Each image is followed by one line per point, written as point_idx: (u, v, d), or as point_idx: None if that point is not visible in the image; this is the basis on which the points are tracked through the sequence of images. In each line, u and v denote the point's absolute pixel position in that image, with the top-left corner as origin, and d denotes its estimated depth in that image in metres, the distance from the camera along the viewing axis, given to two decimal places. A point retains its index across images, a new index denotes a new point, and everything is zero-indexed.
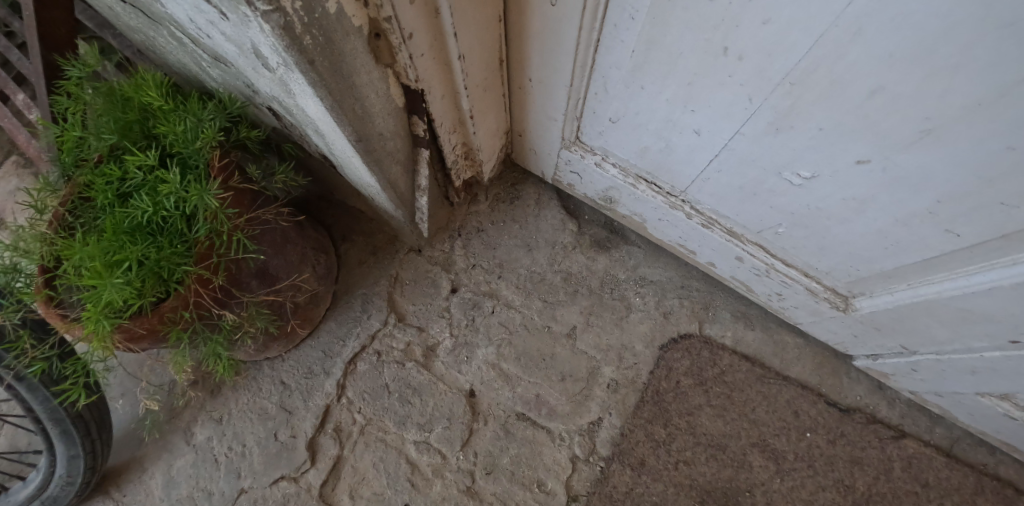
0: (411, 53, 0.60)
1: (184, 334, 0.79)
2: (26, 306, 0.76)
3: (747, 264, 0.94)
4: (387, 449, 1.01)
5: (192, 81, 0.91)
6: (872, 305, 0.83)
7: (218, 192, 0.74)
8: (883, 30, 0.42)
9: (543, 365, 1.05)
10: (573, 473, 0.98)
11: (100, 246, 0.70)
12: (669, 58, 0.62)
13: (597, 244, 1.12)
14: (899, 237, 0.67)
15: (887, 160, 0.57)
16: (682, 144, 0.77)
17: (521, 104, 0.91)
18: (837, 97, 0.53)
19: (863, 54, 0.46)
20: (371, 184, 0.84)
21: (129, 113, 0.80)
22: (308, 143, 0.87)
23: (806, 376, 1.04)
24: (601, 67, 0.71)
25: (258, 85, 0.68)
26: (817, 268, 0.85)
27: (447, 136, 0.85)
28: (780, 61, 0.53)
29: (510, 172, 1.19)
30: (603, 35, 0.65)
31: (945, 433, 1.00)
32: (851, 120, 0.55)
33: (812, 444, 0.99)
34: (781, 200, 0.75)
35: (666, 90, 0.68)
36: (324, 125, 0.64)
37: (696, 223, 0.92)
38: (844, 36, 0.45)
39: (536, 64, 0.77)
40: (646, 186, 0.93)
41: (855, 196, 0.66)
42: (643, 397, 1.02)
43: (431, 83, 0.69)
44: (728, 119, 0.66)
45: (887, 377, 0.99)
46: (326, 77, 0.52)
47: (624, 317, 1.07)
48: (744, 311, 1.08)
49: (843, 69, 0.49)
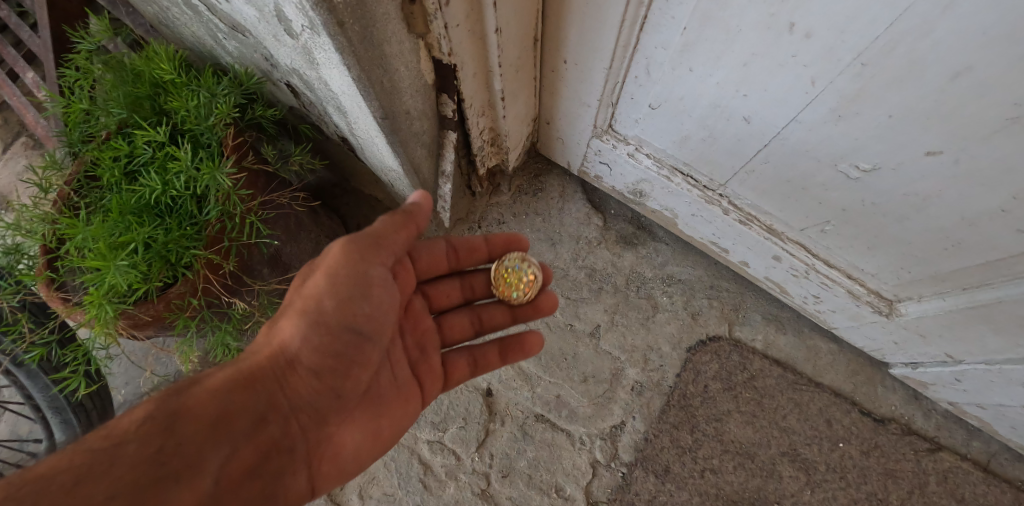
0: (447, 22, 0.55)
1: (192, 322, 0.74)
2: (25, 289, 0.72)
3: (784, 263, 0.89)
4: (399, 448, 0.97)
5: (206, 57, 0.86)
6: (920, 311, 0.78)
7: (231, 171, 0.71)
8: (982, 2, 0.36)
9: (564, 365, 1.00)
10: (593, 478, 0.94)
11: (105, 225, 0.65)
12: (724, 36, 0.56)
13: (623, 240, 1.08)
14: (963, 238, 0.62)
15: (962, 151, 0.51)
16: (727, 132, 0.72)
17: (552, 89, 0.87)
18: (914, 81, 0.46)
19: (953, 31, 0.39)
20: (393, 168, 0.80)
21: (139, 88, 0.75)
22: (327, 124, 0.82)
23: (840, 383, 0.99)
24: (645, 48, 0.66)
25: (277, 56, 0.64)
26: (862, 270, 0.81)
27: (475, 119, 0.81)
28: (853, 39, 0.46)
29: (534, 162, 1.14)
30: (651, 11, 0.59)
31: (982, 447, 0.95)
32: (925, 108, 0.49)
33: (845, 455, 0.94)
34: (833, 195, 0.70)
35: (716, 73, 0.63)
36: (349, 100, 0.60)
37: (733, 219, 0.87)
38: (932, 12, 0.38)
39: (574, 44, 0.72)
40: (682, 179, 0.88)
41: (919, 192, 0.60)
42: (669, 402, 0.97)
43: (464, 59, 0.65)
44: (784, 105, 0.61)
45: (926, 387, 0.93)
46: (356, 43, 0.47)
47: (650, 317, 1.02)
48: (776, 314, 1.03)
49: (925, 49, 0.42)
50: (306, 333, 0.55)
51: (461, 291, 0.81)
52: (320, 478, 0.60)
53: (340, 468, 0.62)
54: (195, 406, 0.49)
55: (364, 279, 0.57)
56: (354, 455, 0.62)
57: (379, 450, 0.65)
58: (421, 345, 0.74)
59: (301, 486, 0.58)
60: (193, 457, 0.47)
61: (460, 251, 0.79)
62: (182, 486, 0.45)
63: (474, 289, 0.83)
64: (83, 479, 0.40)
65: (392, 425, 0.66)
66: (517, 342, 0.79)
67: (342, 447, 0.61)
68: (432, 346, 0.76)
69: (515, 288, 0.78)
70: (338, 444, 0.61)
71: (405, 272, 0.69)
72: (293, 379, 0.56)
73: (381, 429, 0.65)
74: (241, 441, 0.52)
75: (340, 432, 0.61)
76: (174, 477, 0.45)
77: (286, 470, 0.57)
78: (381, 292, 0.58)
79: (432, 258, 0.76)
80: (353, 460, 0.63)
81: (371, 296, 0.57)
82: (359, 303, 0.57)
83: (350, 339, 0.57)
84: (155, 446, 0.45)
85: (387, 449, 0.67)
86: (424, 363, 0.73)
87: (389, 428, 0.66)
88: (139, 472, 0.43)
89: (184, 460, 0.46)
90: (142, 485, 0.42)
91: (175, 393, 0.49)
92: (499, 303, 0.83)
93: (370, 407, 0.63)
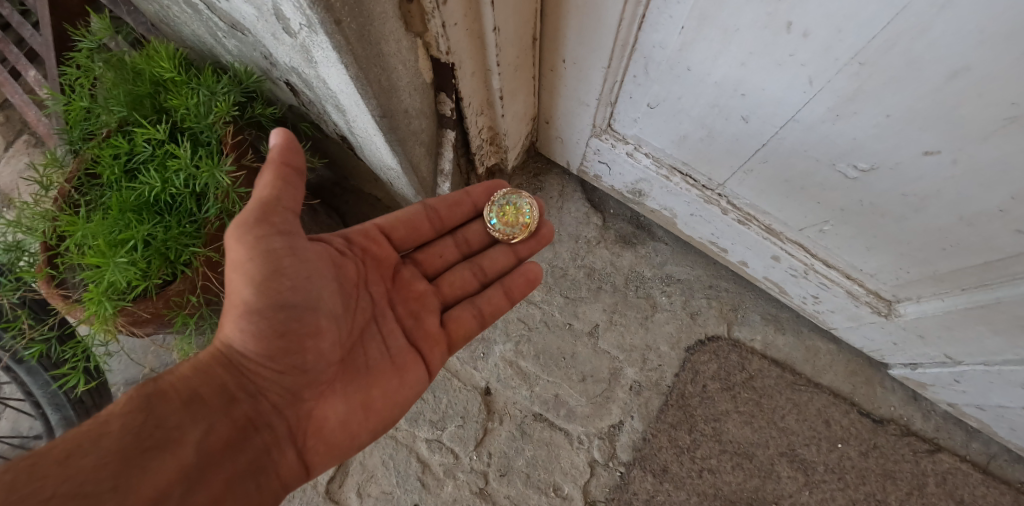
0: (445, 21, 0.55)
1: (190, 320, 0.75)
2: (25, 286, 0.72)
3: (783, 264, 0.89)
4: (397, 446, 0.97)
5: (206, 56, 0.87)
6: (918, 311, 0.78)
7: (230, 169, 0.71)
8: (978, 0, 0.36)
9: (563, 364, 1.00)
10: (591, 478, 0.94)
11: (104, 223, 0.65)
12: (723, 35, 0.56)
13: (623, 239, 1.08)
14: (961, 238, 0.62)
15: (959, 151, 0.51)
16: (726, 132, 0.72)
17: (551, 88, 0.87)
18: (911, 81, 0.46)
19: (950, 29, 0.39)
20: (392, 167, 0.80)
21: (140, 86, 0.75)
22: (326, 122, 0.83)
23: (839, 383, 0.99)
24: (644, 47, 0.66)
25: (276, 55, 0.64)
26: (860, 270, 0.81)
27: (474, 118, 0.81)
28: (851, 38, 0.46)
29: (533, 162, 1.14)
30: (650, 10, 0.59)
31: (982, 448, 0.94)
32: (923, 108, 0.49)
33: (844, 455, 0.94)
34: (831, 194, 0.70)
35: (715, 72, 0.63)
36: (347, 98, 0.60)
37: (732, 219, 0.87)
38: (928, 10, 0.38)
39: (572, 43, 0.72)
40: (681, 178, 0.88)
41: (917, 191, 0.60)
42: (668, 402, 0.97)
43: (462, 58, 0.65)
44: (783, 104, 0.60)
45: (925, 387, 0.93)
46: (353, 41, 0.47)
47: (649, 316, 1.02)
48: (775, 314, 1.03)
49: (923, 48, 0.42)
50: (241, 317, 0.54)
51: (457, 248, 0.82)
52: (310, 452, 0.59)
53: (330, 442, 0.60)
54: (170, 390, 0.52)
55: (271, 253, 0.53)
56: (343, 426, 0.61)
57: (372, 422, 0.63)
58: (415, 313, 0.73)
59: (293, 461, 0.58)
60: (172, 432, 0.49)
61: (442, 209, 0.78)
62: (167, 456, 0.47)
63: (470, 243, 0.83)
64: (74, 451, 0.43)
65: (386, 396, 0.65)
66: (517, 277, 0.78)
67: (327, 421, 0.60)
68: (429, 311, 0.75)
69: (512, 224, 0.80)
70: (323, 417, 0.60)
71: (376, 244, 0.71)
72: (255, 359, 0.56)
73: (373, 399, 0.63)
74: (216, 420, 0.54)
75: (321, 406, 0.60)
76: (158, 448, 0.47)
77: (272, 447, 0.57)
78: (293, 262, 0.55)
79: (411, 221, 0.76)
80: (341, 432, 0.61)
81: (288, 269, 0.54)
82: (274, 278, 0.53)
83: (288, 312, 0.55)
84: (138, 422, 0.47)
85: (384, 424, 0.65)
86: (420, 329, 0.72)
87: (381, 398, 0.64)
88: (125, 447, 0.45)
89: (164, 436, 0.48)
90: (128, 457, 0.45)
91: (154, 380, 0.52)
92: (499, 246, 0.82)
93: (353, 379, 0.62)
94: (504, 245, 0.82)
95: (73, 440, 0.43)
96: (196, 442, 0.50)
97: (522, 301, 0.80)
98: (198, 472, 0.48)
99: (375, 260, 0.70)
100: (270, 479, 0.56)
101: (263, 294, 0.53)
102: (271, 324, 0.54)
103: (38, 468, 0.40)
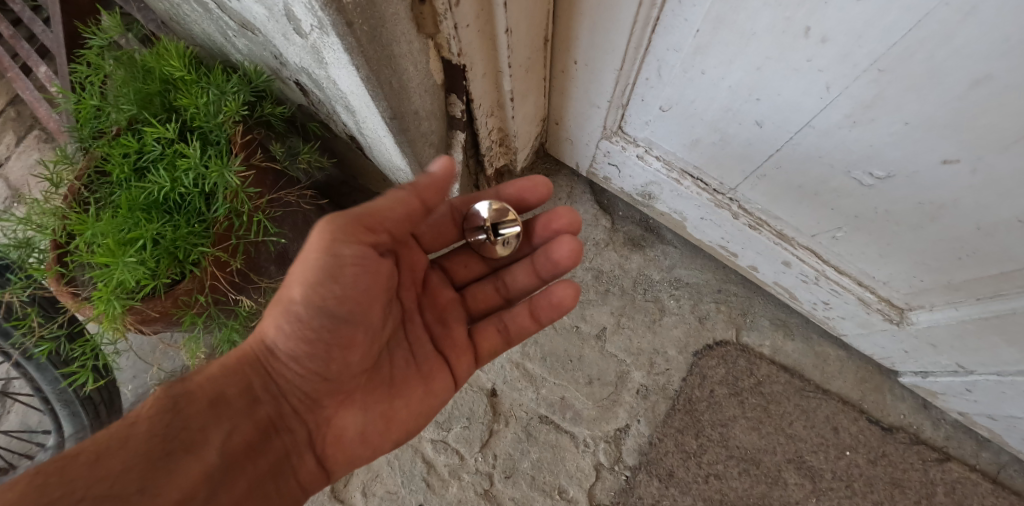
0: (457, 23, 0.55)
1: (198, 319, 0.75)
2: (35, 283, 0.73)
3: (794, 269, 0.88)
4: (403, 446, 0.97)
5: (215, 54, 0.86)
6: (931, 320, 0.77)
7: (239, 169, 0.71)
8: (1005, 10, 0.34)
9: (570, 367, 1.00)
10: (597, 481, 0.94)
11: (114, 221, 0.65)
12: (739, 39, 0.55)
13: (631, 242, 1.07)
14: (978, 247, 0.61)
15: (979, 160, 0.50)
16: (739, 136, 0.71)
17: (562, 90, 0.86)
18: (932, 88, 0.45)
19: (974, 37, 0.38)
20: (401, 168, 0.80)
21: (149, 84, 0.75)
22: (335, 122, 0.82)
23: (848, 390, 0.98)
24: (657, 49, 0.65)
25: (287, 55, 0.64)
26: (873, 277, 0.80)
27: (484, 119, 0.81)
28: (871, 44, 0.44)
29: (542, 163, 1.14)
30: (664, 12, 0.58)
31: (992, 458, 0.93)
32: (943, 116, 0.47)
33: (852, 463, 0.93)
34: (845, 201, 0.69)
35: (729, 76, 0.62)
36: (357, 100, 0.60)
37: (743, 223, 0.87)
38: (953, 18, 0.37)
39: (584, 45, 0.71)
40: (691, 182, 0.87)
41: (934, 200, 0.58)
42: (675, 406, 0.97)
43: (474, 60, 0.64)
44: (799, 110, 0.59)
45: (935, 396, 0.92)
46: (365, 43, 0.47)
47: (657, 320, 1.02)
48: (784, 319, 1.02)
49: (945, 55, 0.41)
50: (279, 318, 0.53)
51: (484, 260, 0.79)
52: (328, 460, 0.61)
53: (347, 451, 0.62)
54: (195, 390, 0.52)
55: (336, 259, 0.51)
56: (361, 439, 0.62)
57: (391, 434, 0.63)
58: (444, 319, 0.74)
59: (311, 466, 0.60)
60: (197, 433, 0.49)
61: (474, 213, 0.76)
62: (189, 458, 0.48)
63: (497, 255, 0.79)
64: (103, 452, 0.43)
65: (409, 408, 0.65)
66: (542, 297, 0.74)
67: (345, 432, 0.61)
68: (455, 320, 0.75)
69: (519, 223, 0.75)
70: (340, 427, 0.61)
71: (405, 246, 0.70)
72: (281, 365, 0.56)
73: (395, 412, 0.63)
74: (239, 420, 0.54)
75: (339, 414, 0.60)
76: (181, 450, 0.48)
77: (291, 451, 0.58)
78: (355, 271, 0.53)
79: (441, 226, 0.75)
80: (359, 444, 0.62)
81: (344, 277, 0.52)
82: (323, 282, 0.51)
83: (329, 319, 0.53)
84: (163, 423, 0.48)
85: (405, 434, 0.65)
86: (447, 337, 0.72)
87: (404, 411, 0.64)
88: (151, 447, 0.46)
89: (188, 437, 0.49)
90: (153, 459, 0.45)
91: (179, 377, 0.53)
92: (521, 264, 0.78)
93: (374, 393, 0.62)
94: (528, 264, 0.77)
95: (101, 438, 0.44)
96: (219, 444, 0.51)
97: (550, 324, 0.77)
98: (218, 474, 0.49)
99: (408, 264, 0.68)
100: (289, 482, 0.57)
101: (311, 298, 0.52)
102: (304, 328, 0.53)
103: (69, 468, 0.41)
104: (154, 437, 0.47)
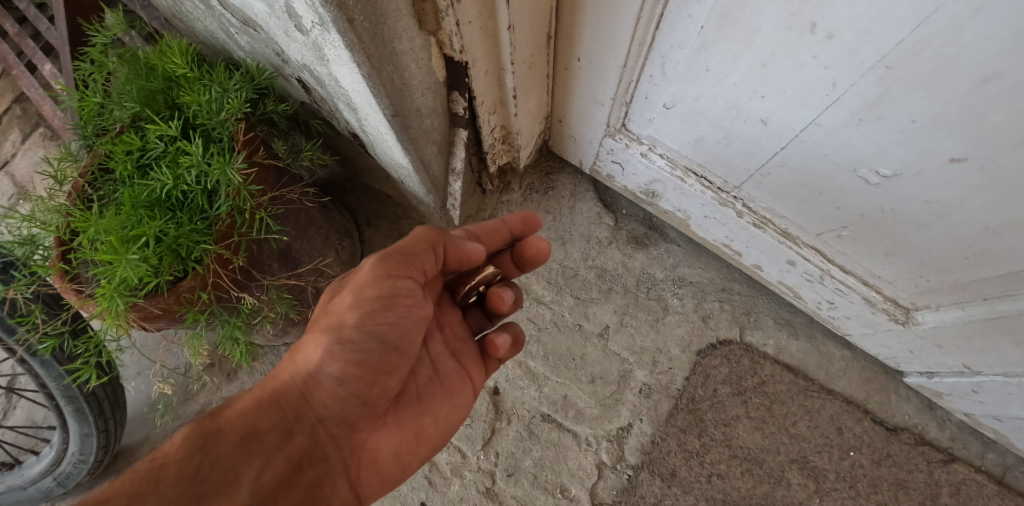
0: (459, 19, 0.54)
1: (201, 316, 0.75)
2: (39, 280, 0.73)
3: (799, 268, 0.87)
4: None
5: (219, 51, 0.86)
6: (936, 320, 0.76)
7: (241, 166, 0.71)
8: (1014, 7, 0.34)
9: (572, 365, 1.00)
10: (598, 480, 0.94)
11: (118, 219, 0.66)
12: (744, 36, 0.54)
13: (634, 240, 1.07)
14: (985, 247, 0.60)
15: (988, 159, 0.49)
16: (744, 133, 0.70)
17: (565, 87, 0.86)
18: (940, 84, 0.44)
19: (982, 34, 0.37)
20: (403, 166, 0.79)
21: (152, 82, 0.75)
22: (337, 119, 0.82)
23: (852, 390, 0.97)
24: (661, 46, 0.65)
25: (289, 52, 0.63)
26: (878, 276, 0.79)
27: (486, 116, 0.81)
28: (878, 41, 0.44)
29: (545, 160, 1.13)
30: (668, 9, 0.58)
31: (998, 459, 0.92)
32: (952, 114, 0.46)
33: (856, 464, 0.93)
34: (850, 200, 0.68)
35: (734, 73, 0.61)
36: (359, 97, 0.59)
37: (747, 222, 0.86)
38: (962, 13, 0.36)
39: (587, 42, 0.71)
40: (695, 180, 0.87)
41: (941, 199, 0.58)
42: (678, 405, 0.96)
43: (476, 57, 0.64)
44: (805, 108, 0.59)
45: (941, 397, 0.91)
46: (366, 40, 0.46)
47: (660, 318, 1.01)
48: (788, 318, 1.02)
49: (955, 51, 0.40)
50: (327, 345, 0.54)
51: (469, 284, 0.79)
52: (363, 487, 0.58)
53: (381, 474, 0.60)
54: (227, 428, 0.49)
55: (392, 289, 0.56)
56: (395, 457, 0.61)
57: (422, 450, 0.64)
58: (458, 338, 0.74)
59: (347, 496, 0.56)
60: (230, 473, 0.45)
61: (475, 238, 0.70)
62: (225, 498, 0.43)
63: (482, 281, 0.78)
64: (134, 497, 0.39)
65: (438, 421, 0.66)
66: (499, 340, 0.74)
67: (380, 453, 0.60)
68: (469, 338, 0.75)
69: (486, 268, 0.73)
70: (376, 449, 0.60)
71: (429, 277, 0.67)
72: (321, 390, 0.55)
73: (425, 428, 0.64)
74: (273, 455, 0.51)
75: (375, 436, 0.60)
76: (216, 491, 0.44)
77: (326, 482, 0.55)
78: (408, 303, 0.57)
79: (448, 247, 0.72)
80: (394, 462, 0.61)
81: (399, 306, 0.56)
82: (380, 311, 0.55)
83: (379, 344, 0.55)
84: (193, 465, 0.44)
85: (433, 448, 0.66)
86: (466, 353, 0.73)
87: (433, 425, 0.65)
88: (183, 490, 0.42)
89: (221, 478, 0.45)
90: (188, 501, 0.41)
91: (209, 416, 0.50)
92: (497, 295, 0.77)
93: (404, 409, 0.63)
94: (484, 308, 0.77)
95: (129, 485, 0.40)
96: (255, 483, 0.46)
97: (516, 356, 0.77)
98: None
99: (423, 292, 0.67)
100: None
101: (366, 323, 0.54)
102: (356, 355, 0.54)
103: None
104: (184, 481, 0.43)
